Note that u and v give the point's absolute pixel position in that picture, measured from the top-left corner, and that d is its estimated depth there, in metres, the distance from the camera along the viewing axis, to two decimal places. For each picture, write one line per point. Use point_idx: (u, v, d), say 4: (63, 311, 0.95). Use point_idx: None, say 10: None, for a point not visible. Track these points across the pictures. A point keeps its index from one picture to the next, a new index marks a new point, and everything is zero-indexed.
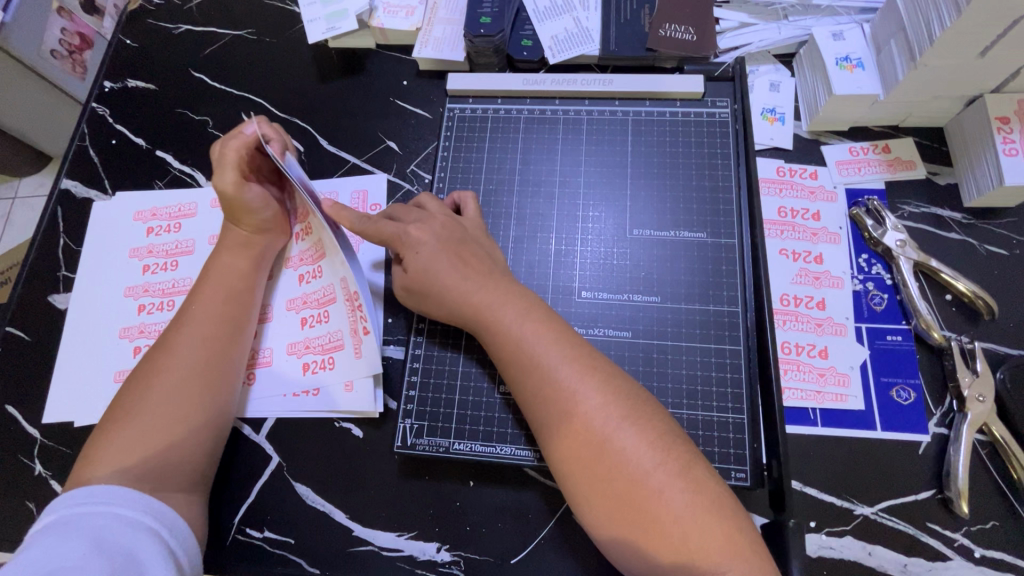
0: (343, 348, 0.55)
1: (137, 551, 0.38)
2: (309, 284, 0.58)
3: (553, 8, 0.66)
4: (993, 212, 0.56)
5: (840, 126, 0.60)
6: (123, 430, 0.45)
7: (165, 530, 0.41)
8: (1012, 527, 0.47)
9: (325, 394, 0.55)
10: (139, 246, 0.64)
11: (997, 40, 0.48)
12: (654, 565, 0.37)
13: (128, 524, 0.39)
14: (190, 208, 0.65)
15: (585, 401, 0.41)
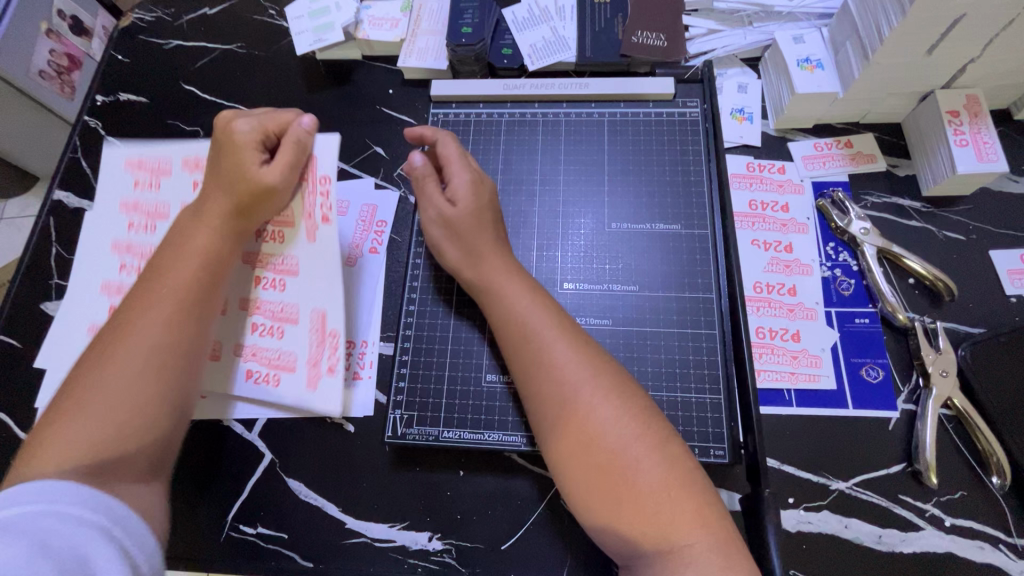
0: (292, 371, 0.54)
1: (91, 553, 0.34)
2: (267, 292, 0.55)
3: (531, 18, 0.69)
4: (950, 201, 0.59)
5: (805, 124, 0.63)
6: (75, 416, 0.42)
7: (122, 531, 0.37)
8: (980, 496, 0.49)
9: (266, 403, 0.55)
10: (127, 200, 0.64)
11: (941, 39, 0.52)
12: (628, 535, 0.38)
13: (75, 523, 0.35)
14: (167, 165, 0.63)
15: (571, 373, 0.43)
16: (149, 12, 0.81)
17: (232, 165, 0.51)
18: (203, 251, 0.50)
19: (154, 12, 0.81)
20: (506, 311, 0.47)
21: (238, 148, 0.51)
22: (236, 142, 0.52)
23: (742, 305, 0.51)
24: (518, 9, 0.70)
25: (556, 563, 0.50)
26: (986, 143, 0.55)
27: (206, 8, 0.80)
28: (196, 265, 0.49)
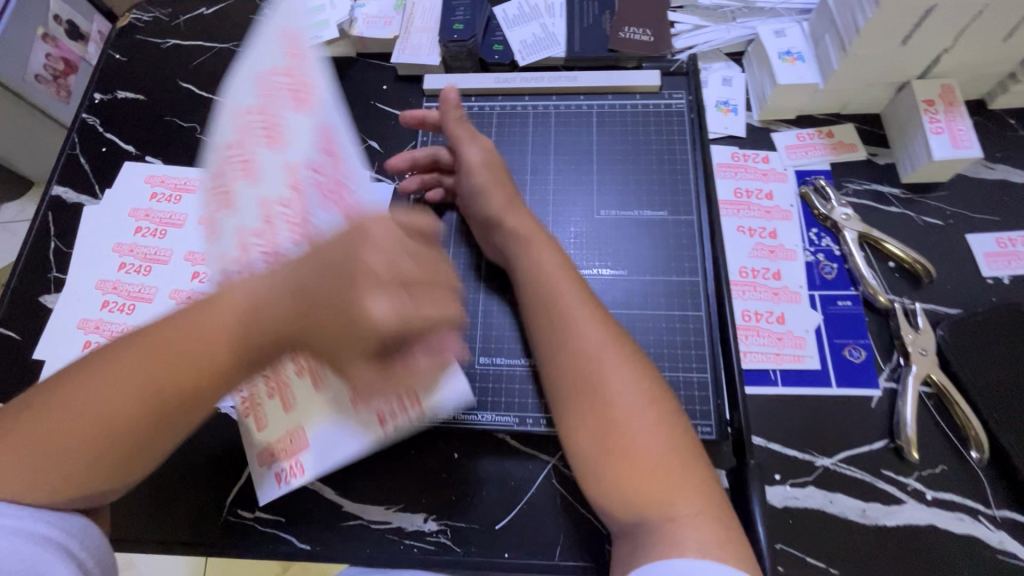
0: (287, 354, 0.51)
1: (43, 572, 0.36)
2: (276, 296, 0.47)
3: (521, 15, 0.71)
4: (928, 187, 0.61)
5: (787, 115, 0.65)
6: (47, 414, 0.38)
7: (74, 541, 0.39)
8: (960, 470, 0.50)
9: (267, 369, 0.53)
10: (251, 106, 0.43)
11: (914, 29, 0.54)
12: (623, 496, 0.40)
13: (27, 539, 0.36)
14: (304, 83, 0.43)
15: (583, 342, 0.44)
16: (146, 12, 0.82)
17: (329, 256, 0.38)
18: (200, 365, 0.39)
19: (150, 13, 0.82)
20: (529, 282, 0.49)
21: (357, 218, 0.39)
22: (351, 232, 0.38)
23: (727, 288, 0.53)
24: (508, 7, 0.72)
25: (550, 541, 0.51)
26: (960, 131, 0.57)
27: (202, 8, 0.82)
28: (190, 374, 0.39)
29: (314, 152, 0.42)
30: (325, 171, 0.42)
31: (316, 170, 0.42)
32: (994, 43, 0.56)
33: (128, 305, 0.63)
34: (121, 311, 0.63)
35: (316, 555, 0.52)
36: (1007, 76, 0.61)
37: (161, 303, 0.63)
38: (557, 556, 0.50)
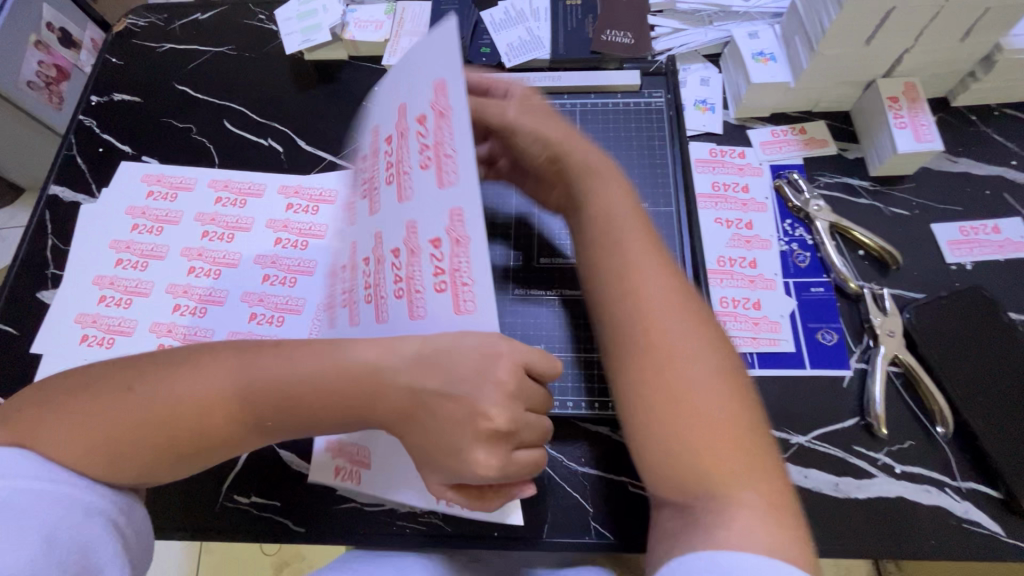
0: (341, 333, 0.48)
1: (93, 547, 0.38)
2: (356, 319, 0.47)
3: (507, 19, 0.74)
4: (895, 179, 0.64)
5: (762, 112, 0.68)
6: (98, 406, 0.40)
7: (122, 518, 0.41)
8: (927, 445, 0.53)
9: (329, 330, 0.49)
10: (418, 149, 0.40)
11: (876, 31, 0.57)
12: (678, 469, 0.39)
13: (84, 512, 0.38)
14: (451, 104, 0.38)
15: (658, 307, 0.42)
16: (142, 18, 0.84)
17: (446, 364, 0.39)
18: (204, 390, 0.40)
19: (146, 18, 0.84)
20: (601, 241, 0.45)
21: (464, 331, 0.39)
22: (474, 351, 0.39)
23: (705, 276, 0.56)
24: (495, 11, 0.75)
25: (538, 519, 0.53)
26: (922, 125, 0.61)
27: (197, 14, 0.84)
28: (196, 383, 0.41)
29: (442, 229, 0.37)
30: (441, 257, 0.38)
31: (431, 248, 0.38)
32: (952, 44, 0.59)
33: (125, 300, 0.65)
34: (119, 305, 0.65)
35: (312, 537, 0.54)
36: (967, 74, 0.64)
37: (158, 298, 0.65)
38: (545, 533, 0.52)
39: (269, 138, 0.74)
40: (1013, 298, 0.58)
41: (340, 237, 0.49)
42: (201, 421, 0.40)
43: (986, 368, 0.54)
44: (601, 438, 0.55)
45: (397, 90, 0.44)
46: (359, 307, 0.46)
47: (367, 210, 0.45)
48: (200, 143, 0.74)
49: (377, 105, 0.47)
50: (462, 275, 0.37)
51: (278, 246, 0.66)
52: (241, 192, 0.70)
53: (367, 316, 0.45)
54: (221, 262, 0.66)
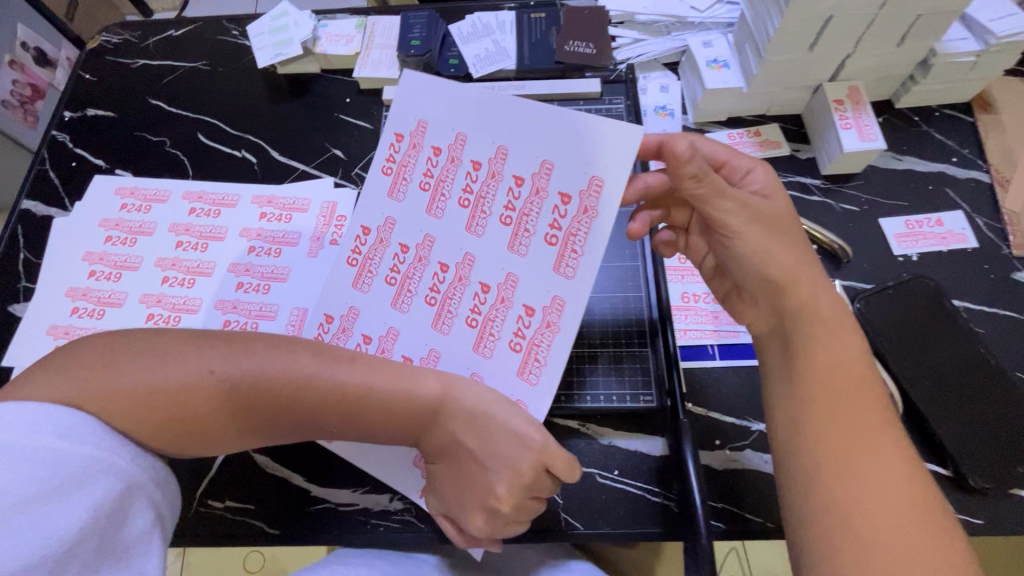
0: (359, 317, 0.54)
1: (130, 524, 0.37)
2: (400, 312, 0.53)
3: (474, 32, 0.77)
4: (845, 177, 0.68)
5: (719, 117, 0.72)
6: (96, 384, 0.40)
7: (158, 494, 0.40)
8: None
9: (362, 314, 0.54)
10: (548, 223, 0.48)
11: (818, 37, 0.61)
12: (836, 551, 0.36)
13: (127, 489, 0.37)
14: (591, 201, 0.47)
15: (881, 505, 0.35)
16: (115, 35, 0.85)
17: (487, 432, 0.45)
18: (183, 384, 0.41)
19: (120, 35, 0.85)
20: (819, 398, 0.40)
21: (512, 409, 0.45)
22: (511, 435, 0.45)
23: (662, 271, 0.60)
24: (462, 25, 0.78)
25: None
26: (866, 126, 0.64)
27: (171, 30, 0.85)
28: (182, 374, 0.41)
29: (540, 308, 0.49)
30: (527, 325, 0.50)
31: (522, 312, 0.50)
32: (889, 49, 0.63)
33: (97, 310, 0.65)
34: (91, 316, 0.65)
35: (286, 538, 0.55)
36: (907, 77, 0.68)
37: (131, 307, 0.65)
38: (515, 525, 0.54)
39: (242, 150, 0.75)
40: (956, 286, 0.61)
41: (396, 209, 0.53)
42: (182, 417, 0.41)
43: (931, 354, 0.57)
44: (570, 432, 0.57)
45: (540, 138, 0.48)
46: (404, 311, 0.53)
47: (460, 227, 0.51)
48: (175, 156, 0.75)
49: (489, 110, 0.49)
50: (539, 352, 0.50)
51: (252, 255, 0.68)
52: (215, 203, 0.71)
53: (410, 319, 0.53)
54: (196, 271, 0.67)
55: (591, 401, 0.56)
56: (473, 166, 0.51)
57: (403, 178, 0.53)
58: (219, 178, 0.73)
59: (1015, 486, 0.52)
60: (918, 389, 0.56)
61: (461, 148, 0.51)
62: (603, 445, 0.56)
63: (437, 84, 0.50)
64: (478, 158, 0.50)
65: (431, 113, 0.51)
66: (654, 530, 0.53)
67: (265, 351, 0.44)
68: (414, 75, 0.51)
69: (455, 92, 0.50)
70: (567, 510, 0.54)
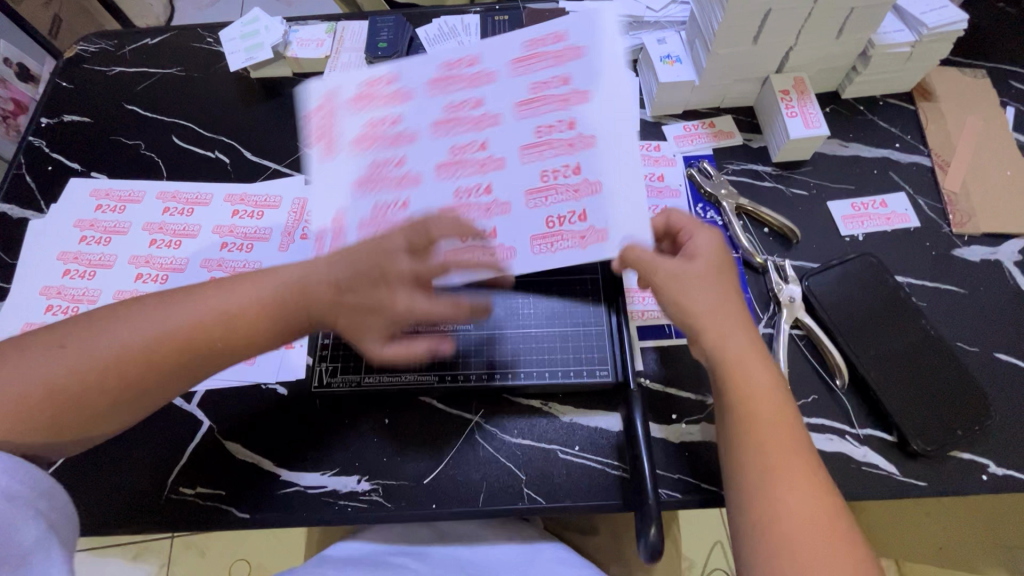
0: (401, 130, 0.61)
1: (18, 532, 0.39)
2: (422, 147, 0.60)
3: (441, 34, 0.80)
4: (795, 164, 0.71)
5: (675, 109, 0.75)
6: (35, 365, 0.44)
7: (44, 502, 0.42)
8: (828, 398, 0.58)
9: (410, 129, 0.61)
10: (557, 213, 0.57)
11: (759, 31, 0.64)
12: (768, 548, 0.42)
13: (8, 500, 0.39)
14: (602, 233, 0.56)
15: (803, 511, 0.42)
16: (92, 44, 0.87)
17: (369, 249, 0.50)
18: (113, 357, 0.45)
19: (97, 44, 0.87)
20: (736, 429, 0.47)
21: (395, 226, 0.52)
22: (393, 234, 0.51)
23: None
24: (430, 28, 0.81)
25: (474, 492, 0.56)
26: (811, 114, 0.68)
27: (147, 39, 0.87)
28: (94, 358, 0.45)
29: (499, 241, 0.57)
30: (477, 240, 0.57)
31: (485, 229, 0.57)
32: (829, 41, 0.66)
33: (71, 308, 0.67)
34: (65, 313, 0.66)
35: (255, 521, 0.56)
36: (850, 69, 0.72)
37: (105, 304, 0.67)
38: (480, 503, 0.55)
39: (216, 150, 0.77)
40: (900, 263, 0.64)
41: (496, 83, 0.62)
42: None
43: (886, 336, 0.59)
44: (532, 410, 0.59)
45: (613, 170, 0.57)
46: (431, 134, 0.61)
47: (514, 146, 0.60)
48: (150, 158, 0.77)
49: (611, 106, 0.58)
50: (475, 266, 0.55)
51: (224, 250, 0.69)
52: (189, 202, 0.73)
53: (425, 146, 0.60)
54: (169, 267, 0.69)
55: (550, 377, 0.58)
56: (565, 120, 0.59)
57: (528, 72, 0.61)
58: (193, 178, 0.75)
59: (954, 448, 0.55)
60: (871, 366, 0.58)
61: (578, 102, 0.59)
62: (564, 422, 0.58)
63: (615, 28, 0.61)
64: (577, 119, 0.59)
65: (598, 49, 0.60)
66: (613, 502, 0.54)
67: (211, 314, 0.48)
68: (594, 14, 0.61)
69: (617, 67, 0.59)
70: (531, 486, 0.56)
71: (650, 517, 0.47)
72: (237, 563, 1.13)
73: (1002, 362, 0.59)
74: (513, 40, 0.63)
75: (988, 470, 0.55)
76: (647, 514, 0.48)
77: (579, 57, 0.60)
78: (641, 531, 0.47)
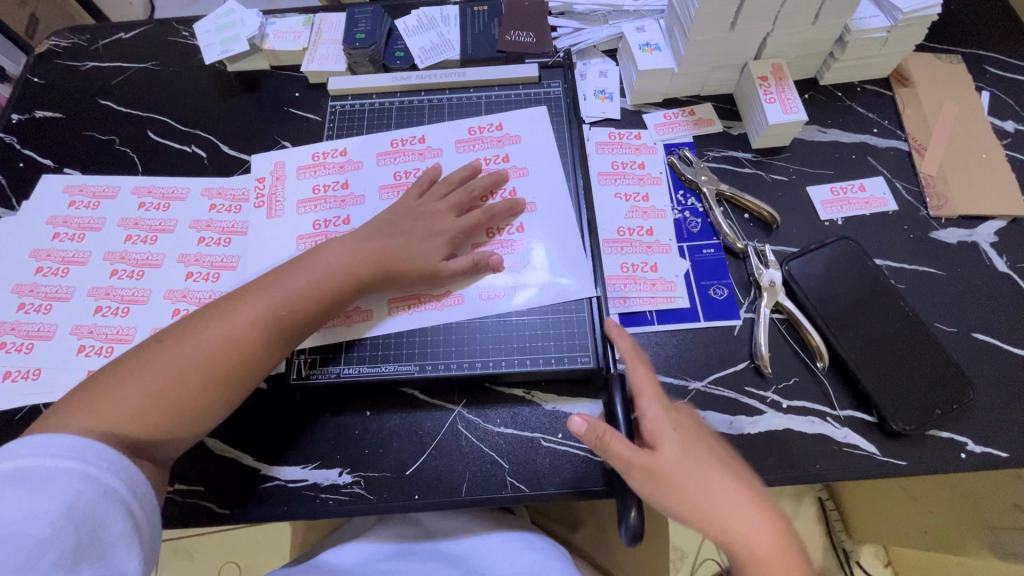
0: (352, 177, 0.69)
1: (105, 528, 0.41)
2: (367, 194, 0.68)
3: (420, 25, 0.79)
4: (774, 150, 0.71)
5: (655, 98, 0.75)
6: (140, 368, 0.48)
7: (135, 504, 0.43)
8: (809, 380, 0.59)
9: (354, 183, 0.69)
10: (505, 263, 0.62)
11: (737, 16, 0.64)
12: None
13: (103, 492, 0.41)
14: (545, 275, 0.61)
15: None
16: (65, 39, 0.86)
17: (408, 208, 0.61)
18: (200, 357, 0.49)
19: (69, 39, 0.86)
20: None
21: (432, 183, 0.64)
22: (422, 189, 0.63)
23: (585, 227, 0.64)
24: (409, 19, 0.80)
25: (458, 483, 0.55)
26: (789, 99, 0.68)
27: (122, 33, 0.86)
28: (189, 359, 0.49)
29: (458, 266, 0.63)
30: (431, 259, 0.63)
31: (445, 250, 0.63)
32: (806, 26, 0.67)
33: (45, 305, 0.65)
34: (38, 311, 0.65)
35: (235, 517, 0.55)
36: (828, 55, 0.72)
37: (80, 301, 0.66)
38: (463, 493, 0.55)
39: (192, 145, 0.76)
40: (878, 247, 0.65)
41: (450, 153, 0.70)
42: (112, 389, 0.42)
43: (867, 320, 0.59)
44: (514, 399, 0.58)
45: (552, 227, 0.63)
46: (377, 196, 0.68)
47: None
48: (125, 154, 0.76)
49: (548, 176, 0.67)
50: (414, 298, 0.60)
51: (202, 244, 0.68)
52: (164, 196, 0.71)
53: (370, 205, 0.67)
54: (145, 263, 0.67)
55: (531, 364, 0.58)
56: (507, 189, 0.66)
57: (471, 151, 0.69)
58: (170, 173, 0.74)
59: (933, 427, 0.55)
60: (854, 358, 0.57)
61: (517, 176, 0.67)
62: (547, 409, 0.58)
63: (542, 122, 0.70)
64: (518, 189, 0.66)
65: (529, 135, 0.69)
66: (597, 488, 0.54)
67: (261, 304, 0.52)
68: (536, 112, 0.71)
69: (548, 151, 0.68)
70: (513, 475, 0.55)
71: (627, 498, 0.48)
72: (227, 565, 1.12)
73: (979, 341, 0.60)
74: (459, 124, 0.71)
75: (967, 448, 0.55)
76: (628, 498, 0.48)
77: (515, 142, 0.69)
78: (623, 514, 0.48)
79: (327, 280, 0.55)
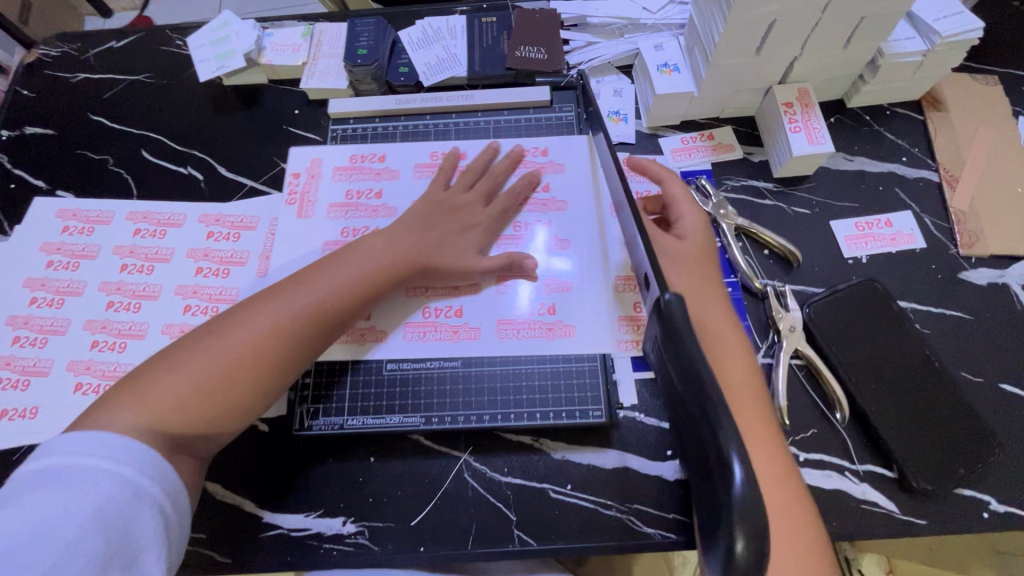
0: (357, 207, 0.67)
1: (135, 528, 0.39)
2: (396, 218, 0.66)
3: (425, 37, 0.75)
4: (797, 179, 0.68)
5: (672, 120, 0.71)
6: (184, 361, 0.46)
7: (168, 504, 0.41)
8: (828, 432, 0.57)
9: (388, 198, 0.67)
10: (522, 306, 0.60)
11: (764, 40, 0.60)
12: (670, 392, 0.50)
13: (133, 493, 0.39)
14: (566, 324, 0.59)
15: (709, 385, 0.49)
16: (54, 47, 0.82)
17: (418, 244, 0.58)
18: (247, 345, 0.48)
19: (58, 47, 0.82)
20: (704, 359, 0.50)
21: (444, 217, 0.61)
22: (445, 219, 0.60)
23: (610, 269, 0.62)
24: (413, 31, 0.76)
25: (463, 536, 0.54)
26: (815, 128, 0.64)
27: (112, 41, 0.82)
28: (237, 349, 0.47)
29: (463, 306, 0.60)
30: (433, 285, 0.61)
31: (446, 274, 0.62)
32: (838, 50, 0.62)
33: (40, 339, 0.64)
34: (34, 345, 0.63)
35: (237, 565, 0.54)
36: (857, 77, 0.68)
37: (76, 335, 0.64)
38: (471, 544, 0.54)
39: (188, 166, 0.73)
40: (904, 288, 0.62)
41: None
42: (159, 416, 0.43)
43: (892, 370, 0.57)
44: (523, 447, 0.57)
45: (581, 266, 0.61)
46: None
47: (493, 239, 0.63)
48: (119, 175, 0.73)
49: (573, 214, 0.64)
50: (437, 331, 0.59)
51: (199, 275, 0.66)
52: (161, 223, 0.69)
53: None
54: (141, 295, 0.65)
55: (542, 417, 0.57)
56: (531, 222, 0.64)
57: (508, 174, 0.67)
58: (165, 195, 0.72)
59: (955, 485, 0.54)
60: (878, 411, 0.55)
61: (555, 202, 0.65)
62: (556, 459, 0.56)
63: (576, 145, 0.67)
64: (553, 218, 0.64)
65: (571, 156, 0.66)
66: (607, 542, 0.53)
67: (306, 291, 0.51)
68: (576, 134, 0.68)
69: (590, 174, 0.66)
70: (520, 525, 0.54)
71: (745, 522, 0.32)
72: None
73: (1005, 393, 0.57)
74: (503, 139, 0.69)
75: (990, 507, 0.53)
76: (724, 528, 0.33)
77: (554, 163, 0.66)
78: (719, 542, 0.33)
79: (367, 275, 0.54)
